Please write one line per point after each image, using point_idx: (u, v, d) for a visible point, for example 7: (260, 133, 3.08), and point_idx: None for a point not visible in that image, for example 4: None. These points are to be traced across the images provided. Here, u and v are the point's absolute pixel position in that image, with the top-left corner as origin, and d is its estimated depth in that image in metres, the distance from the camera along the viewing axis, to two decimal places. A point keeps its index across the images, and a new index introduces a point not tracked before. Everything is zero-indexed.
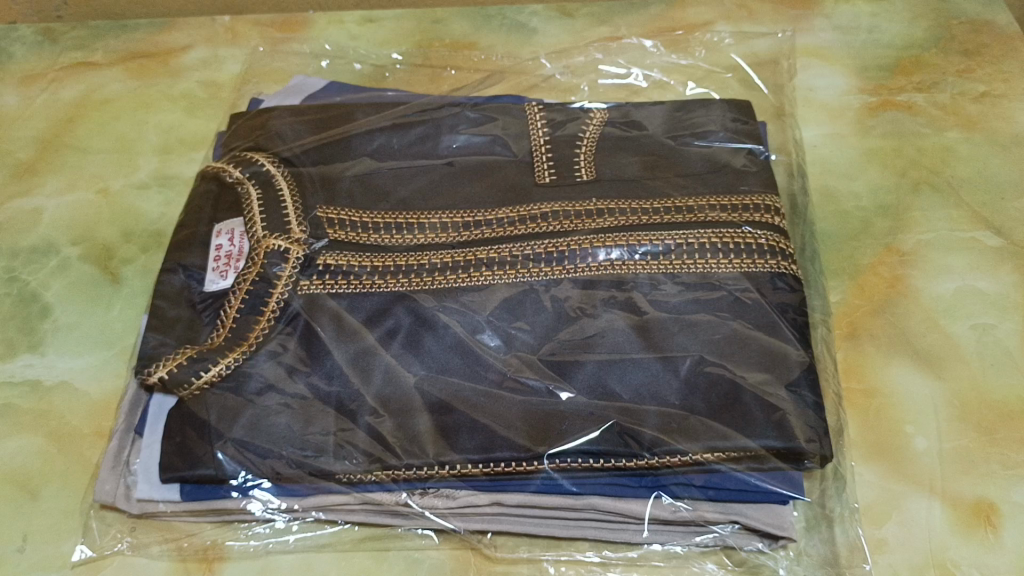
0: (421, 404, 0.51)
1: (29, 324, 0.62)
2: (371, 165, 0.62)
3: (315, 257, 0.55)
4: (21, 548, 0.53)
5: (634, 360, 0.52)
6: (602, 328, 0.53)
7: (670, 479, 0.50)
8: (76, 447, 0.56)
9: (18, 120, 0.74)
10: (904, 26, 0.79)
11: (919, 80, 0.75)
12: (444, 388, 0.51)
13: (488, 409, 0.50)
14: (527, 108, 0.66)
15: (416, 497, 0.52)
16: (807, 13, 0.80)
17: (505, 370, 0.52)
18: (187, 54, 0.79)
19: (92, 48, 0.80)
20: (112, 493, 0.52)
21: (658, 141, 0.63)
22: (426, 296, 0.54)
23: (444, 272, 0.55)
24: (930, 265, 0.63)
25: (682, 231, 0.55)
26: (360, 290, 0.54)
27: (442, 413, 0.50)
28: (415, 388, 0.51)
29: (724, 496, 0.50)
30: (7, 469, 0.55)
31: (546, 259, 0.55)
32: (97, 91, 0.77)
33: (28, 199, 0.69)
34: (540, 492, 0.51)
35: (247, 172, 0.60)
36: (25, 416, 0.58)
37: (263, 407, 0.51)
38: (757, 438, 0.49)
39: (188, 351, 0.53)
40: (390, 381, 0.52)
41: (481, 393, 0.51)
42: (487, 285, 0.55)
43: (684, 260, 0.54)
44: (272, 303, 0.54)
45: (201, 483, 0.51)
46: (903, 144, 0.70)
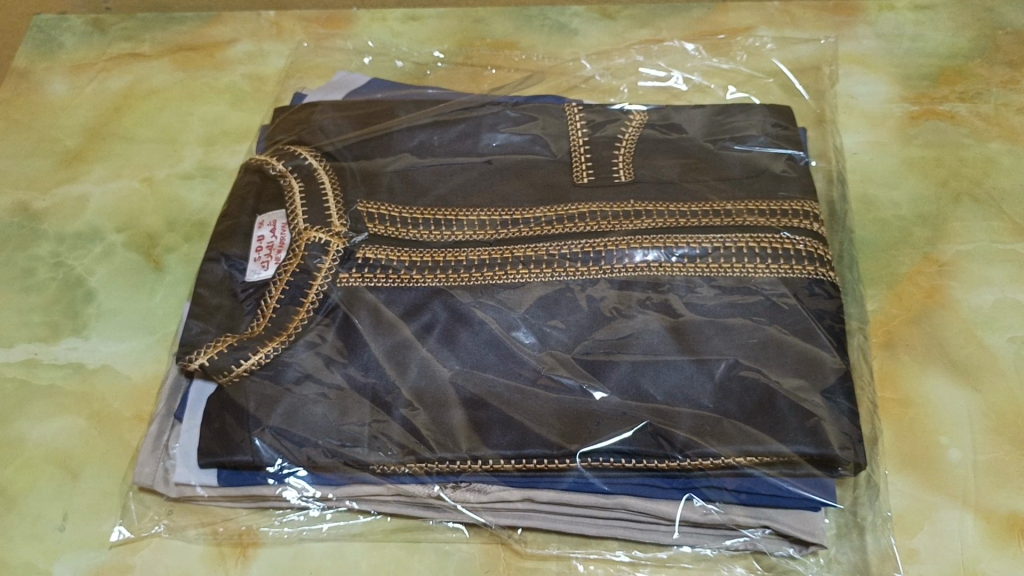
0: (454, 399, 0.51)
1: (74, 308, 0.63)
2: (411, 161, 0.63)
3: (355, 250, 0.56)
4: (61, 526, 0.54)
5: (666, 361, 0.52)
6: (637, 329, 0.53)
7: (702, 481, 0.50)
8: (117, 429, 0.58)
9: (66, 109, 0.76)
10: (948, 35, 0.78)
11: (961, 90, 0.74)
12: (477, 384, 0.52)
13: (520, 406, 0.51)
14: (567, 108, 0.66)
15: (449, 490, 0.52)
16: (849, 20, 0.80)
17: (539, 367, 0.53)
18: (233, 47, 0.80)
19: (140, 40, 0.81)
20: (151, 476, 0.54)
21: (697, 145, 0.64)
22: (463, 292, 0.55)
23: (480, 268, 0.55)
24: (969, 276, 0.63)
25: (720, 234, 0.55)
26: (398, 285, 0.55)
27: (476, 408, 0.51)
28: (449, 382, 0.52)
29: (756, 500, 0.50)
30: (50, 448, 0.57)
31: (582, 258, 0.55)
32: (144, 81, 0.78)
33: (75, 185, 0.70)
34: (572, 490, 0.51)
35: (290, 164, 0.61)
36: (67, 398, 0.59)
37: (301, 395, 0.52)
38: (788, 443, 0.49)
39: (226, 339, 0.54)
40: (425, 376, 0.52)
41: (514, 389, 0.52)
42: (524, 283, 0.55)
43: (721, 263, 0.54)
44: (311, 295, 0.54)
45: (238, 469, 0.52)
46: (944, 153, 0.70)
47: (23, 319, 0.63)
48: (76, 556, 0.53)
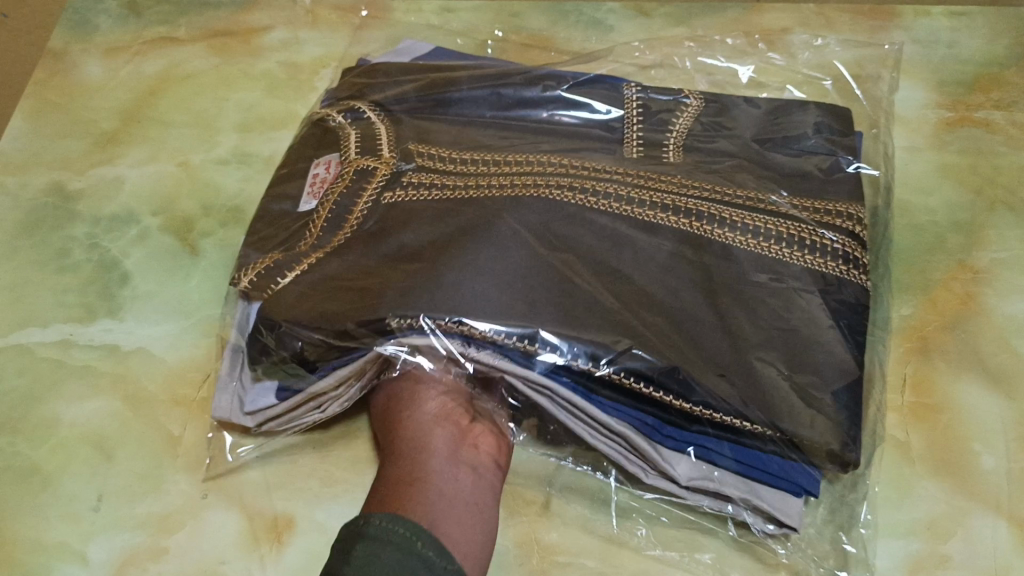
0: (470, 305, 0.47)
1: (110, 290, 0.63)
2: (464, 122, 0.63)
3: (400, 176, 0.55)
4: (96, 506, 0.54)
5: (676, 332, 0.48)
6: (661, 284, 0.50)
7: (701, 443, 0.48)
8: (151, 412, 0.58)
9: (102, 91, 0.76)
10: (985, 42, 0.78)
11: (997, 97, 0.74)
12: (500, 284, 0.48)
13: (535, 308, 0.47)
14: (626, 87, 0.65)
15: (471, 351, 0.47)
16: (885, 25, 0.80)
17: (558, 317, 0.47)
18: (268, 34, 0.80)
19: (176, 24, 0.82)
20: (227, 409, 0.55)
21: (746, 142, 0.62)
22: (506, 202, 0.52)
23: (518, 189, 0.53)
24: (1003, 283, 0.63)
25: (763, 216, 0.53)
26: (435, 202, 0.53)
27: (491, 297, 0.47)
28: (460, 292, 0.47)
29: (746, 470, 0.48)
30: (84, 428, 0.57)
31: (631, 200, 0.52)
32: (179, 66, 0.78)
33: (111, 167, 0.71)
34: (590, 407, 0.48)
35: (350, 118, 0.62)
36: (102, 379, 0.59)
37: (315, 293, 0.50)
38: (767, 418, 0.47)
39: (272, 257, 0.53)
40: (440, 289, 0.47)
41: (537, 291, 0.48)
42: (569, 211, 0.52)
43: (762, 242, 0.51)
44: (354, 213, 0.54)
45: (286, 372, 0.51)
46: (980, 161, 0.70)
47: (58, 299, 0.63)
48: (109, 537, 0.53)
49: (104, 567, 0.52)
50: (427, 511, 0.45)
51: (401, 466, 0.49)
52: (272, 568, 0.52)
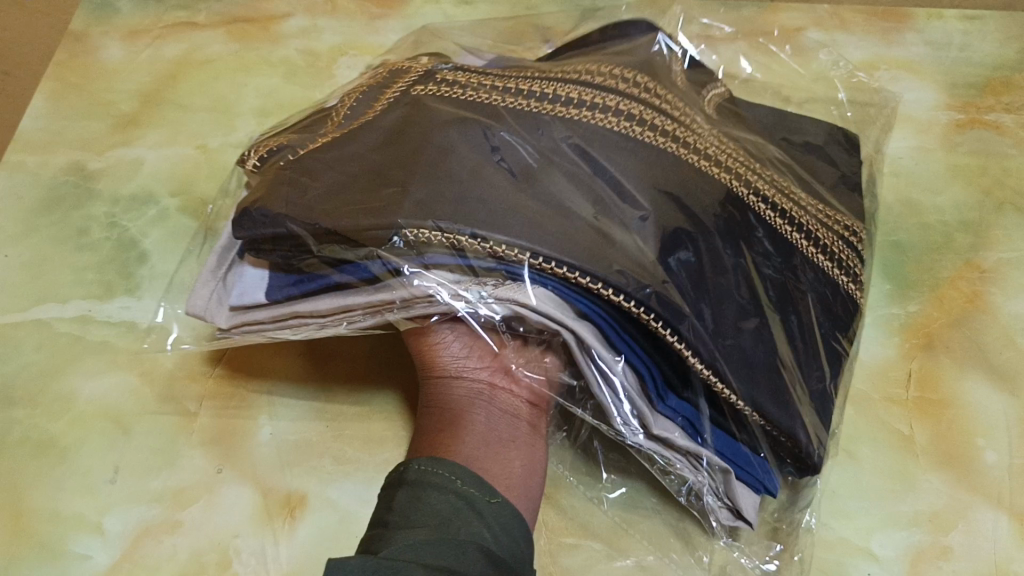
0: (495, 223, 0.44)
1: (128, 269, 0.64)
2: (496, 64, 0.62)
3: (435, 74, 0.54)
4: (111, 479, 0.55)
5: (688, 285, 0.46)
6: (677, 223, 0.47)
7: (702, 418, 0.47)
8: (168, 388, 0.59)
9: (122, 74, 0.77)
10: (997, 46, 0.79)
11: (1008, 101, 0.75)
12: (519, 203, 0.45)
13: (553, 229, 0.44)
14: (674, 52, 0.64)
15: (489, 290, 0.44)
16: (898, 27, 0.81)
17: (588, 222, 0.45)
18: (287, 21, 0.81)
19: (196, 9, 0.82)
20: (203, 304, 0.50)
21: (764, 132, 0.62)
22: (543, 119, 0.50)
23: (557, 104, 0.51)
24: (1010, 283, 0.63)
25: (784, 198, 0.54)
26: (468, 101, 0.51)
27: (517, 216, 0.44)
28: (496, 210, 0.45)
29: (727, 460, 0.48)
30: (101, 403, 0.58)
31: (666, 133, 0.50)
32: (199, 51, 0.79)
33: (130, 148, 0.72)
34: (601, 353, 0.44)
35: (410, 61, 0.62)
36: (120, 355, 0.60)
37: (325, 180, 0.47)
38: (767, 407, 0.46)
39: (285, 137, 0.52)
40: (468, 204, 0.45)
41: (563, 211, 0.46)
42: (603, 129, 0.50)
43: (778, 221, 0.53)
44: (387, 96, 0.53)
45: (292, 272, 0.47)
46: (988, 162, 0.71)
47: (77, 276, 0.64)
48: (124, 509, 0.54)
49: (119, 538, 0.53)
50: (460, 457, 0.47)
51: (432, 420, 0.50)
52: (284, 543, 0.53)
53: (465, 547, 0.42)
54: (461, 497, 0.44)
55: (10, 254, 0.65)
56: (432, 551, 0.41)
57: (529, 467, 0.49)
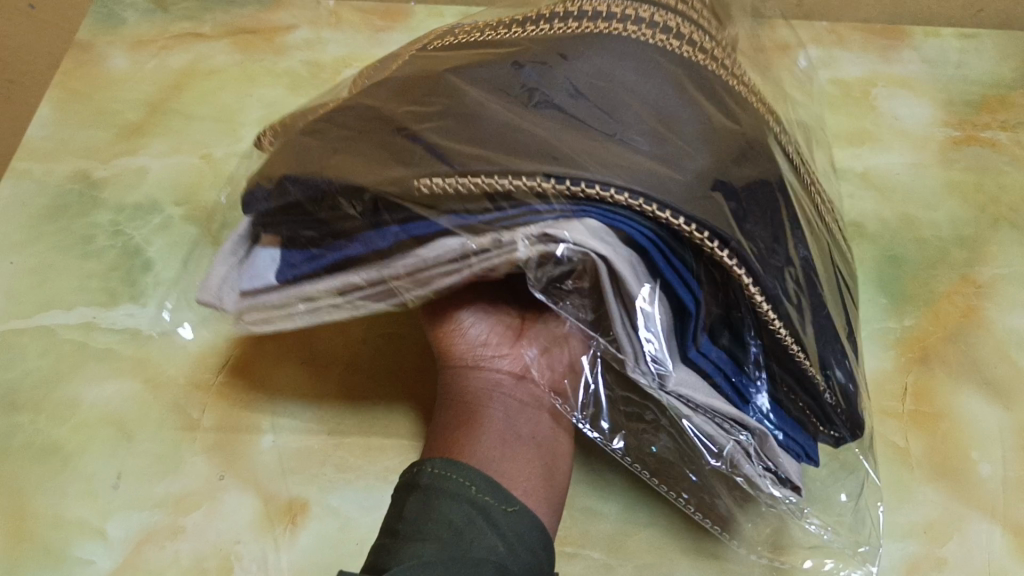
0: (532, 159, 0.41)
1: (132, 277, 0.65)
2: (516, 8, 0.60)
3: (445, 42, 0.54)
4: (114, 485, 0.55)
5: (736, 206, 0.42)
6: (727, 142, 0.45)
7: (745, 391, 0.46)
8: (171, 395, 0.59)
9: (128, 83, 0.78)
10: (993, 64, 0.81)
11: (1003, 118, 0.76)
12: (554, 133, 0.42)
13: (592, 155, 0.41)
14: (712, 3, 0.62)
15: (508, 235, 0.41)
16: (895, 45, 0.83)
17: (615, 140, 0.42)
18: (292, 33, 0.82)
19: (201, 20, 0.83)
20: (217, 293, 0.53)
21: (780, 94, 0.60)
22: (563, 39, 0.47)
23: (579, 23, 0.48)
24: (1004, 298, 0.64)
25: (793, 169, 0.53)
26: (483, 41, 0.51)
27: (554, 143, 0.42)
28: (512, 140, 0.42)
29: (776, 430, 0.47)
30: (105, 409, 0.58)
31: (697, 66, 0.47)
32: (204, 61, 0.80)
33: (135, 157, 0.72)
34: (644, 291, 0.41)
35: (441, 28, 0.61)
36: (123, 362, 0.60)
37: (341, 157, 0.46)
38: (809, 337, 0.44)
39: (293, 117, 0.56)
40: (511, 134, 0.42)
41: (589, 134, 0.43)
42: (632, 57, 0.46)
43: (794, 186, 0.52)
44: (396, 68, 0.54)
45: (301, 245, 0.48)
46: (984, 179, 0.71)
47: (81, 283, 0.64)
48: (127, 515, 0.54)
49: (122, 543, 0.53)
50: (475, 459, 0.46)
51: (449, 415, 0.50)
52: (286, 550, 0.53)
53: (482, 566, 0.42)
54: (478, 509, 0.44)
55: (15, 260, 0.65)
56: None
57: (548, 468, 0.48)
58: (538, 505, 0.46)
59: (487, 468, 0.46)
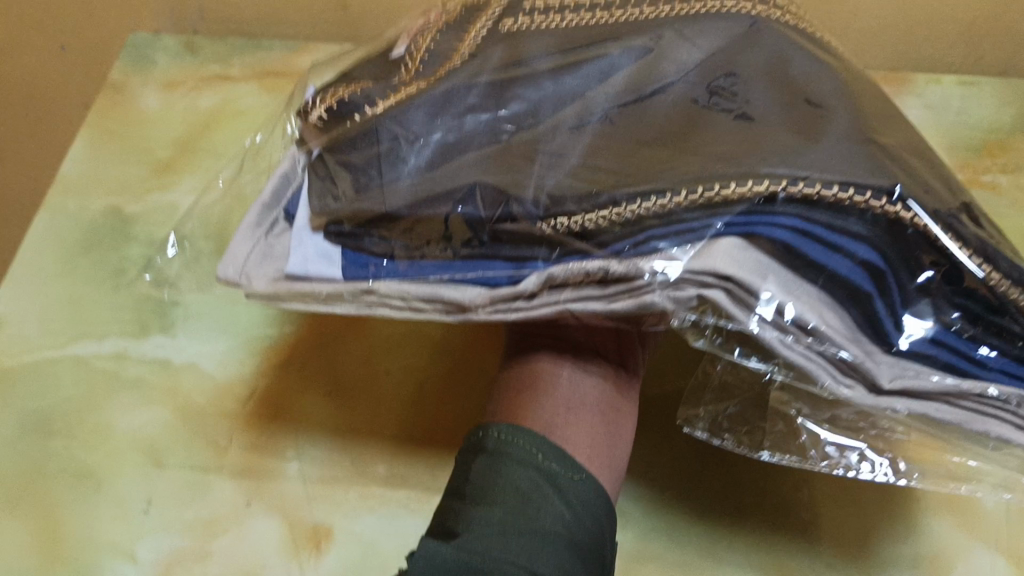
0: (685, 173, 0.41)
1: (163, 308, 0.67)
2: None
3: (507, 20, 0.55)
4: (145, 509, 0.57)
5: (889, 163, 0.42)
6: (845, 123, 0.45)
7: (928, 341, 0.41)
8: (200, 422, 0.61)
9: (159, 122, 0.81)
10: (993, 111, 0.84)
11: (1003, 162, 0.79)
12: (637, 153, 0.44)
13: (707, 163, 0.42)
14: None
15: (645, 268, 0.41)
16: (898, 91, 0.86)
17: (732, 147, 0.43)
18: (317, 75, 0.85)
19: (229, 62, 0.87)
20: (237, 270, 0.50)
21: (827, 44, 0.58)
22: (667, 18, 0.53)
23: (675, 2, 0.54)
24: None
25: (874, 109, 0.51)
26: (572, 24, 0.54)
27: (700, 128, 0.45)
28: (616, 163, 0.44)
29: (996, 376, 0.41)
30: (137, 436, 0.60)
31: (755, 69, 0.49)
32: (233, 102, 0.83)
33: (166, 194, 0.75)
34: (796, 284, 0.40)
35: None
36: (154, 390, 0.63)
37: (464, 157, 0.46)
38: (998, 310, 0.41)
39: (357, 85, 0.50)
40: (645, 122, 0.46)
41: (692, 143, 0.43)
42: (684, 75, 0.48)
43: (888, 127, 0.50)
44: (463, 49, 0.53)
45: (361, 252, 0.47)
46: (986, 222, 0.73)
47: (115, 314, 0.67)
48: (156, 539, 0.56)
49: (152, 566, 0.55)
50: (540, 423, 0.47)
51: (509, 384, 0.51)
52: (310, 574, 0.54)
53: (553, 540, 0.43)
54: (546, 475, 0.45)
55: (50, 292, 0.68)
56: (520, 547, 0.42)
57: (612, 436, 0.49)
58: (601, 471, 0.47)
59: (551, 433, 0.47)
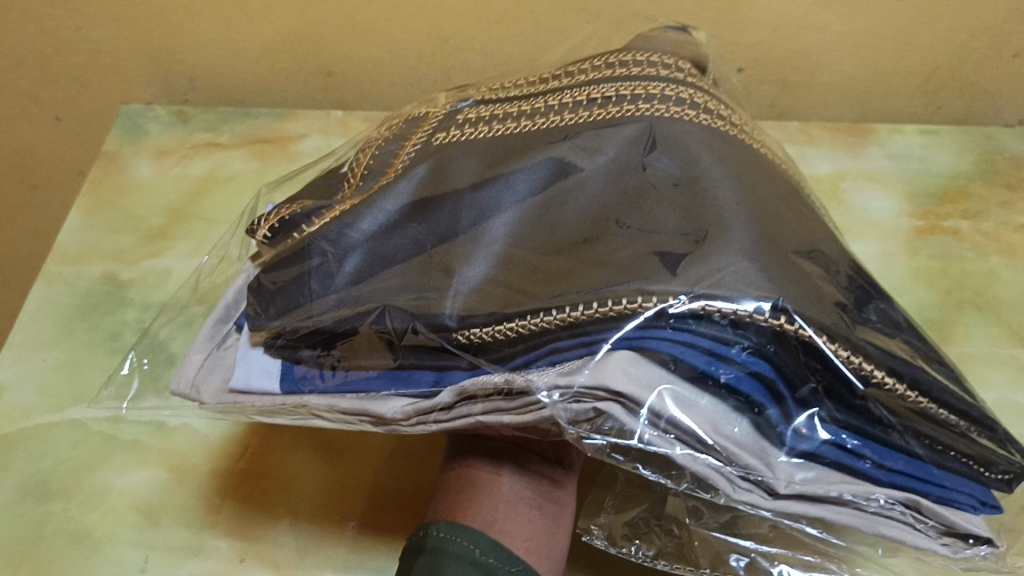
0: (575, 290, 0.43)
1: None
2: (497, 89, 0.63)
3: (439, 130, 0.58)
4: (143, 568, 0.58)
5: (786, 272, 0.43)
6: (754, 217, 0.46)
7: (838, 451, 0.42)
8: (193, 481, 0.63)
9: (152, 190, 0.85)
10: (953, 158, 0.87)
11: (964, 208, 0.82)
12: (548, 261, 0.46)
13: (606, 279, 0.44)
14: (682, 61, 0.62)
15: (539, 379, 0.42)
16: (862, 141, 0.90)
17: (637, 257, 0.44)
18: (303, 141, 0.89)
19: (219, 131, 0.91)
20: (190, 383, 0.53)
21: (750, 127, 0.61)
22: (584, 123, 0.54)
23: (590, 104, 0.56)
24: (970, 377, 0.66)
25: (789, 195, 0.53)
26: (495, 135, 0.55)
27: (603, 242, 0.46)
28: (524, 277, 0.46)
29: (908, 483, 0.42)
30: (133, 497, 0.62)
31: (665, 165, 0.50)
32: (223, 169, 0.87)
33: (159, 259, 0.78)
34: (691, 396, 0.41)
35: (437, 106, 0.63)
36: (149, 452, 0.65)
37: (391, 269, 0.50)
38: (909, 415, 0.42)
39: (298, 205, 0.56)
40: (557, 231, 0.48)
41: (598, 255, 0.45)
42: (598, 178, 0.50)
43: (803, 217, 0.51)
44: (396, 164, 0.57)
45: (297, 364, 0.51)
46: (949, 266, 0.76)
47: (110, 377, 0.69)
48: None
49: None
50: (478, 519, 0.49)
51: (451, 485, 0.53)
52: None
53: None
54: (483, 569, 0.46)
55: (47, 358, 0.70)
56: None
57: (550, 525, 0.52)
58: (542, 562, 0.49)
59: (489, 527, 0.49)
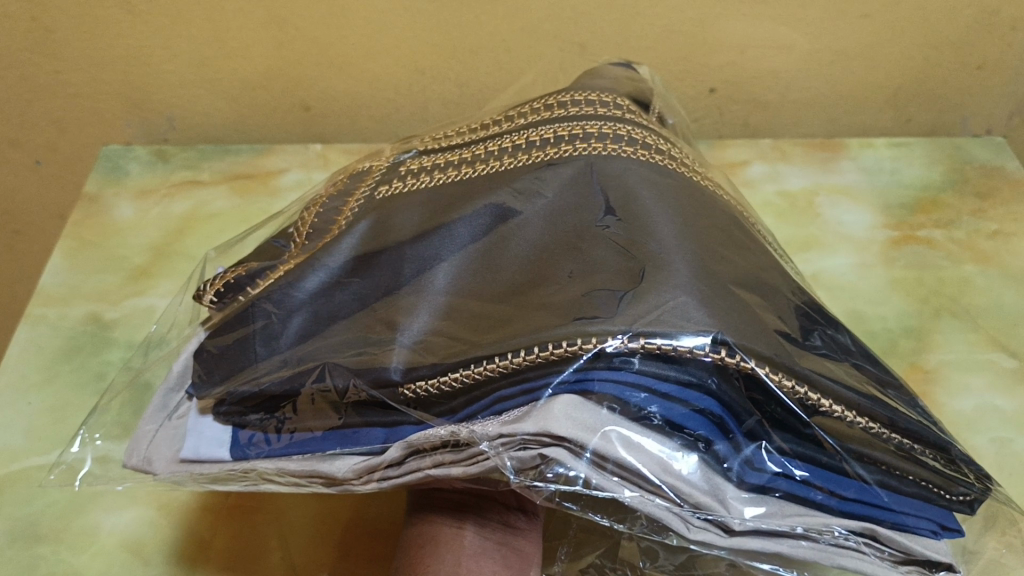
0: (513, 337, 0.44)
1: None
2: (440, 139, 0.65)
3: (385, 182, 0.60)
4: None
5: (724, 300, 0.44)
6: (691, 245, 0.48)
7: (789, 481, 0.42)
8: (181, 518, 0.63)
9: (135, 229, 0.85)
10: (923, 170, 0.89)
11: (937, 218, 0.83)
12: (489, 307, 0.47)
13: (543, 319, 0.44)
14: (618, 98, 0.64)
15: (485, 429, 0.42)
16: (834, 156, 0.91)
17: (576, 294, 0.45)
18: (283, 176, 0.90)
19: (199, 169, 0.92)
20: (140, 456, 0.52)
21: (686, 151, 0.63)
22: (524, 165, 0.56)
23: (529, 147, 0.57)
24: (950, 383, 0.67)
25: (728, 215, 0.54)
26: (437, 184, 0.57)
27: (545, 282, 0.47)
28: (464, 324, 0.47)
29: (862, 509, 0.43)
30: (121, 536, 0.62)
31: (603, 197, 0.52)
32: (204, 207, 0.87)
33: (143, 298, 0.78)
34: (639, 436, 0.41)
35: (384, 158, 0.65)
36: (137, 490, 0.65)
37: (337, 324, 0.51)
38: (857, 442, 0.43)
39: (243, 267, 0.57)
40: (500, 275, 0.49)
41: (537, 297, 0.46)
42: (540, 218, 0.52)
43: (741, 238, 0.53)
44: (342, 219, 0.58)
45: (243, 429, 0.51)
46: (924, 275, 0.77)
47: None
48: None
49: None
50: None
51: (410, 543, 0.51)
52: None
53: None
54: None
55: (32, 401, 0.70)
56: None
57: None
58: None
59: None
